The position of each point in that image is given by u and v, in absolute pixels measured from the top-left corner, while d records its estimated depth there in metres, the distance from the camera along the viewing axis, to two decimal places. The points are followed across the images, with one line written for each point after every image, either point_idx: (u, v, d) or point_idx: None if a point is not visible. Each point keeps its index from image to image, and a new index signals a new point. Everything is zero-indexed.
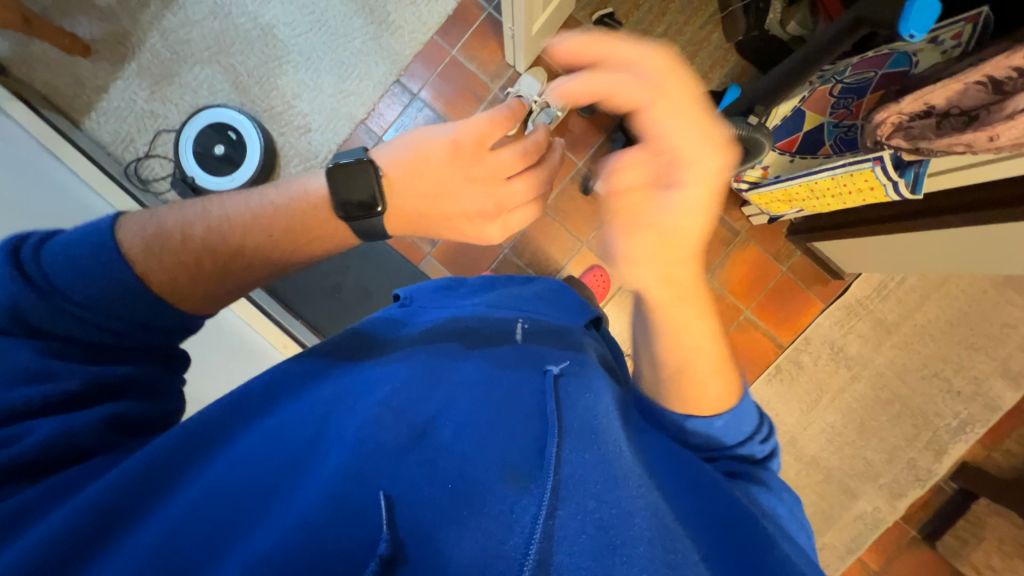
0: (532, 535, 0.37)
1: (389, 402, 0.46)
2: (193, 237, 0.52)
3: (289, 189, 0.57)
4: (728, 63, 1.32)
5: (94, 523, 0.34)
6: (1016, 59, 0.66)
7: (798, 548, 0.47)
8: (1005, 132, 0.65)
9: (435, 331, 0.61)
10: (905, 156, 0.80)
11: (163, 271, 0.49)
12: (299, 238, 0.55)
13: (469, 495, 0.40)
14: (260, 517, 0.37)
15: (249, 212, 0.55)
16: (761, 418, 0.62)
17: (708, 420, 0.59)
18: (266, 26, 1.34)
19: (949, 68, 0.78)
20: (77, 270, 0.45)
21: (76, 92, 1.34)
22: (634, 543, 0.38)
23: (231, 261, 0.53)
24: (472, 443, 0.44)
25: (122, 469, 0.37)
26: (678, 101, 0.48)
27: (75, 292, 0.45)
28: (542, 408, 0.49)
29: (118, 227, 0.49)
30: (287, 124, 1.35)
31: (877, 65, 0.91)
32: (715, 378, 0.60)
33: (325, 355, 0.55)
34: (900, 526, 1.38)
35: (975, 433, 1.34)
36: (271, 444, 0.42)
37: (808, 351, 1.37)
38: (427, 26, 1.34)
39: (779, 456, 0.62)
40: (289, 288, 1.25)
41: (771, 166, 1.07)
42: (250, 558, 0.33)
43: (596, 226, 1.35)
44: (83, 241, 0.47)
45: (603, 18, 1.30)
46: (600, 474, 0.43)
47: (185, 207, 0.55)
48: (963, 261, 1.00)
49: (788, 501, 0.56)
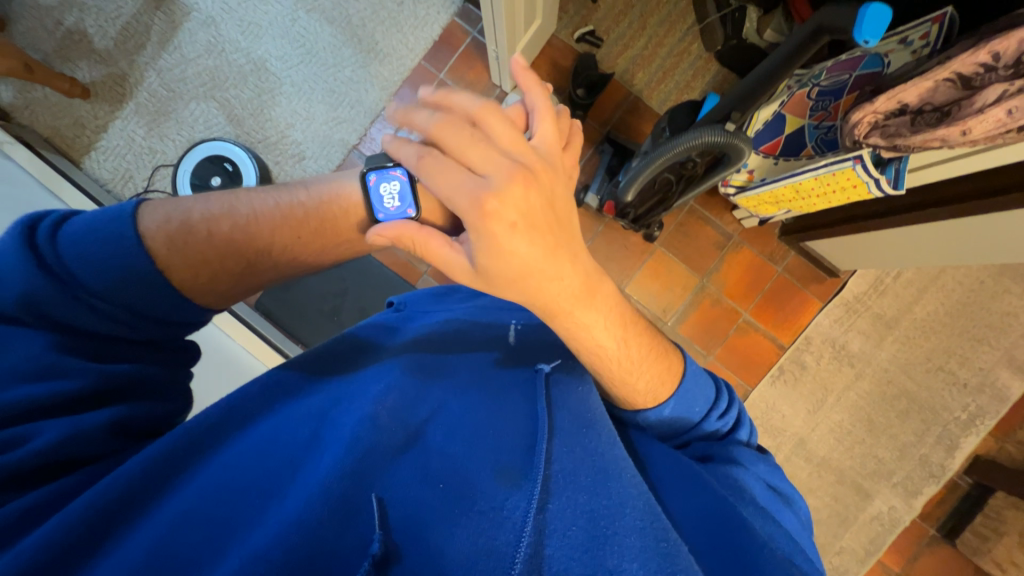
0: (523, 531, 0.39)
1: (383, 401, 0.47)
2: (219, 233, 0.53)
3: (318, 190, 0.58)
4: (709, 72, 1.36)
5: (87, 529, 0.34)
6: (981, 55, 0.69)
7: (773, 522, 0.53)
8: (976, 125, 0.67)
9: (427, 336, 0.63)
10: (883, 152, 0.81)
11: (184, 267, 0.49)
12: (326, 240, 0.57)
13: (460, 497, 0.41)
14: (254, 521, 0.37)
15: (277, 210, 0.56)
16: (716, 393, 0.65)
17: (659, 411, 0.61)
18: (259, 61, 1.39)
19: (919, 66, 0.79)
20: (96, 264, 0.45)
21: (76, 133, 1.37)
22: (627, 533, 0.40)
23: (255, 260, 0.55)
24: (464, 447, 0.46)
25: (119, 477, 0.37)
26: (450, 142, 0.50)
27: (94, 283, 0.45)
28: (532, 408, 0.52)
29: (140, 216, 0.49)
30: (282, 153, 1.38)
31: (852, 68, 0.95)
32: (656, 372, 0.61)
33: (312, 364, 0.54)
34: (918, 524, 1.35)
35: (986, 425, 1.33)
36: (266, 447, 0.43)
37: (810, 350, 1.36)
38: (414, 53, 1.38)
39: (745, 423, 0.65)
40: (287, 312, 1.26)
41: (756, 169, 1.08)
42: (241, 556, 0.33)
43: (590, 237, 1.36)
44: (104, 230, 0.46)
45: (585, 36, 1.34)
46: (591, 469, 0.46)
47: (217, 200, 0.55)
48: (941, 254, 1.04)
49: (762, 470, 0.61)
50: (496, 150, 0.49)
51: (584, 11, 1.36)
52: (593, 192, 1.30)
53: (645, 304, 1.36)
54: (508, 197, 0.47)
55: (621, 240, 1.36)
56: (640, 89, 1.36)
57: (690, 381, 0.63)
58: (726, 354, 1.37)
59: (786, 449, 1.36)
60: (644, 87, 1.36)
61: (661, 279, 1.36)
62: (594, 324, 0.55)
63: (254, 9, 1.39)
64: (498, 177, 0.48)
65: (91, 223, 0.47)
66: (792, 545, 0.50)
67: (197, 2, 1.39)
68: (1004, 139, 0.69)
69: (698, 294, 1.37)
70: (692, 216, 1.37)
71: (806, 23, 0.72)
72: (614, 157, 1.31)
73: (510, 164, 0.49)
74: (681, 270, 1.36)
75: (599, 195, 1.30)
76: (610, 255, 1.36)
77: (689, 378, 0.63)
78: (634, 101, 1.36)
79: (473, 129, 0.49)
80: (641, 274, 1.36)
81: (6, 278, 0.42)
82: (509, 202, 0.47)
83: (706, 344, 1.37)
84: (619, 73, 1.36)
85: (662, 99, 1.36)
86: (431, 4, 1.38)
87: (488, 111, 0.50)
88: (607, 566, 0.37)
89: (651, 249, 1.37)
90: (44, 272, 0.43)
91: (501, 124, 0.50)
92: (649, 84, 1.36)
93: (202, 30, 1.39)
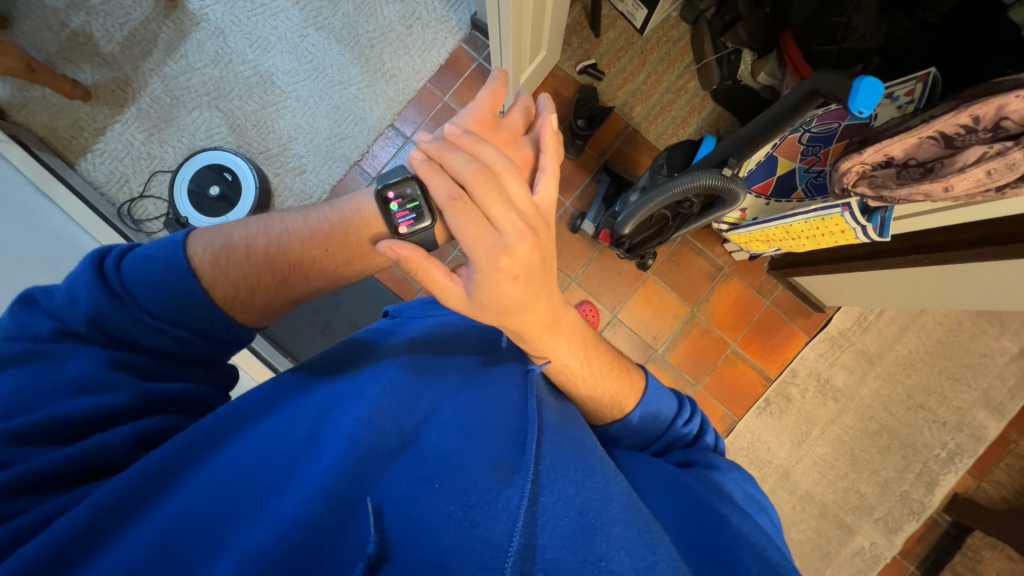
0: (516, 524, 0.41)
1: (379, 404, 0.50)
2: (256, 250, 0.59)
3: (343, 208, 0.63)
4: (705, 110, 1.41)
5: (95, 523, 0.37)
6: (961, 118, 0.72)
7: (755, 526, 0.53)
8: (958, 182, 0.70)
9: (424, 337, 0.65)
10: (871, 203, 0.84)
11: (227, 285, 0.56)
12: (352, 251, 0.61)
13: (452, 486, 0.44)
14: (255, 513, 0.39)
15: (307, 227, 0.61)
16: (680, 403, 0.71)
17: (624, 420, 0.67)
18: (265, 74, 1.40)
19: (905, 121, 0.83)
20: (150, 285, 0.52)
21: (73, 134, 1.36)
22: (613, 524, 0.43)
23: (288, 274, 0.60)
24: (460, 443, 0.48)
25: (123, 479, 0.40)
26: (461, 216, 0.51)
27: (148, 304, 0.52)
28: (523, 407, 0.55)
29: (190, 242, 0.56)
30: (282, 165, 1.39)
31: (839, 118, 1.00)
32: (619, 378, 0.68)
33: (318, 366, 0.58)
34: (899, 561, 1.35)
35: (964, 463, 1.36)
36: (267, 444, 0.45)
37: (796, 383, 1.39)
38: (420, 75, 1.41)
39: (710, 429, 0.70)
40: (278, 325, 1.24)
41: (748, 209, 1.12)
42: (242, 551, 0.35)
43: (585, 262, 1.38)
44: (158, 257, 0.54)
45: (587, 68, 1.38)
46: (579, 465, 0.49)
47: (252, 224, 0.62)
48: (927, 296, 1.07)
49: (737, 477, 0.62)
50: (514, 210, 0.51)
51: (587, 45, 1.41)
52: (590, 220, 1.32)
53: (637, 331, 1.38)
54: (518, 255, 0.51)
55: (614, 267, 1.39)
56: (638, 122, 1.40)
57: (652, 393, 0.69)
58: (713, 383, 1.39)
59: (771, 481, 1.37)
60: (642, 120, 1.40)
61: (653, 307, 1.38)
62: (560, 347, 0.63)
63: (263, 24, 1.41)
64: (514, 237, 0.51)
65: (149, 251, 0.54)
66: (771, 548, 0.51)
67: (207, 13, 1.40)
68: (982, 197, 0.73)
69: (688, 323, 1.39)
70: (684, 247, 1.40)
71: (806, 85, 0.75)
72: (611, 186, 1.34)
73: (525, 225, 0.52)
74: (672, 299, 1.39)
75: (596, 223, 1.32)
76: (604, 281, 1.38)
77: (652, 390, 0.69)
78: (632, 133, 1.40)
79: (498, 187, 0.51)
80: (633, 301, 1.38)
81: (78, 300, 0.50)
82: (519, 259, 0.51)
83: (695, 373, 1.38)
84: (618, 106, 1.41)
85: (659, 132, 1.41)
86: (439, 29, 1.42)
87: (511, 172, 0.52)
88: (597, 553, 0.40)
89: (644, 277, 1.39)
90: (107, 295, 0.51)
91: (519, 187, 0.52)
92: (647, 117, 1.41)
93: (210, 40, 1.40)
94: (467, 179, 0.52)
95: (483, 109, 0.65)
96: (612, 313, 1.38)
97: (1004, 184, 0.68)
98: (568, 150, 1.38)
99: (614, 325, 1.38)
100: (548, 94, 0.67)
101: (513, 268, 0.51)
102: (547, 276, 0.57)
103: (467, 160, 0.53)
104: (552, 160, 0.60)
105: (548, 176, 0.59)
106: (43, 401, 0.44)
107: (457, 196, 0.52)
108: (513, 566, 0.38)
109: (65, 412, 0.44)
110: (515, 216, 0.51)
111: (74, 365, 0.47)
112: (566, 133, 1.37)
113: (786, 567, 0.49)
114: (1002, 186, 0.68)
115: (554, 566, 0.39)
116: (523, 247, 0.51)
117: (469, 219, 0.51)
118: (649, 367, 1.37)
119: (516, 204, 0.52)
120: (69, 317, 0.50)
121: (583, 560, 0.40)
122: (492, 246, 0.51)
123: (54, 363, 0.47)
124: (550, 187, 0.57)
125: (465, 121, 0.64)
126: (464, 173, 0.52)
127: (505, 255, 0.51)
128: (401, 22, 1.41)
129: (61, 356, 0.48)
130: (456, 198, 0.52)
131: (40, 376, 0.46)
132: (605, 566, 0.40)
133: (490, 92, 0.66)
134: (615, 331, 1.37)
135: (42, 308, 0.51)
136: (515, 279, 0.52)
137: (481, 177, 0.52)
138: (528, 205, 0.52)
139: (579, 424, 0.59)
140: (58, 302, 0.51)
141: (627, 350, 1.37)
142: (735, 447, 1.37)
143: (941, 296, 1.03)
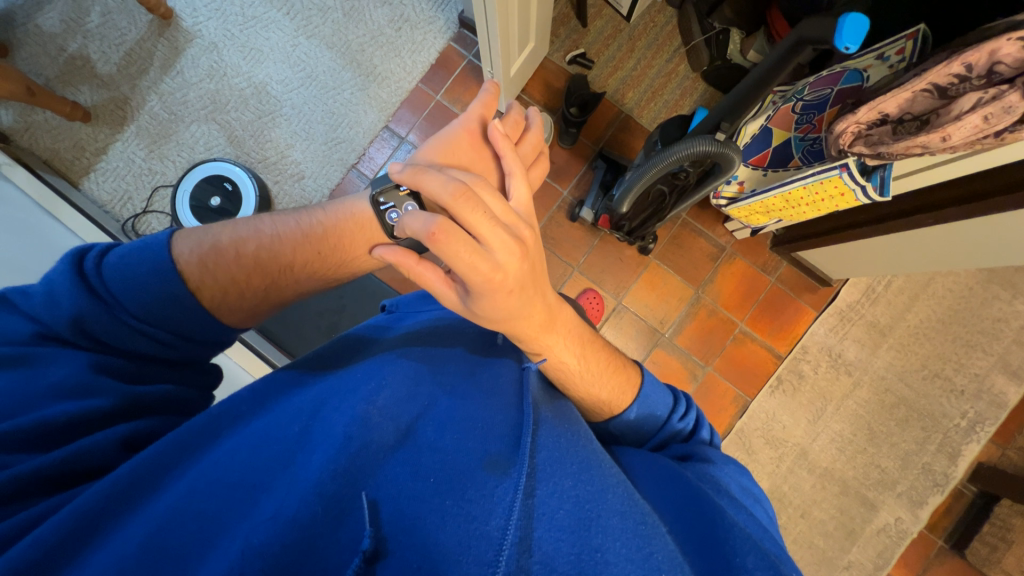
0: (511, 517, 0.40)
1: (375, 400, 0.47)
2: (245, 253, 0.61)
3: (334, 210, 0.65)
4: (696, 91, 1.41)
5: (87, 523, 0.37)
6: (954, 66, 0.71)
7: (750, 518, 0.52)
8: (955, 132, 0.70)
9: (419, 331, 0.65)
10: (869, 160, 0.85)
11: (214, 287, 0.57)
12: (344, 254, 0.64)
13: (451, 484, 0.43)
14: (244, 513, 0.38)
15: (298, 230, 0.63)
16: (675, 398, 0.70)
17: (622, 417, 0.67)
18: (259, 85, 1.42)
19: (897, 79, 0.83)
20: (135, 286, 0.53)
21: (75, 156, 1.39)
22: (609, 516, 0.43)
23: (278, 277, 0.62)
24: (453, 437, 0.47)
25: (111, 479, 0.40)
26: (450, 243, 0.48)
27: (133, 307, 0.52)
28: (518, 402, 0.55)
29: (176, 244, 0.57)
30: (281, 172, 1.41)
31: (833, 82, 0.98)
32: (613, 377, 0.67)
33: (313, 364, 0.57)
34: (926, 536, 1.32)
35: (986, 432, 1.33)
36: (259, 442, 0.44)
37: (807, 359, 1.37)
38: (412, 75, 1.43)
39: (706, 424, 0.69)
40: (283, 330, 1.25)
41: (747, 181, 1.13)
42: (236, 551, 0.35)
43: (586, 250, 1.38)
44: (143, 258, 0.54)
45: (575, 58, 1.40)
46: (576, 458, 0.48)
47: (243, 225, 0.63)
48: (938, 260, 1.05)
49: (732, 471, 0.61)
50: (499, 223, 0.50)
51: (575, 35, 1.42)
52: (588, 207, 1.32)
53: (643, 317, 1.37)
54: (509, 270, 0.51)
55: (616, 253, 1.38)
56: (631, 108, 1.41)
57: (649, 389, 0.69)
58: (723, 364, 1.38)
59: (788, 461, 1.35)
60: (634, 105, 1.41)
61: (658, 291, 1.38)
62: (557, 344, 0.63)
63: (256, 36, 1.43)
64: (503, 252, 0.50)
65: (132, 251, 0.55)
66: (764, 539, 0.49)
67: (200, 29, 1.43)
68: (981, 146, 0.73)
69: (694, 306, 1.38)
70: (686, 229, 1.40)
71: (790, 36, 0.76)
72: (608, 172, 1.34)
73: (512, 237, 0.51)
74: (676, 282, 1.38)
75: (594, 209, 1.32)
76: (606, 268, 1.38)
77: (648, 385, 0.69)
78: (625, 119, 1.41)
79: (483, 207, 0.50)
80: (636, 287, 1.38)
81: (59, 300, 0.50)
82: (512, 273, 0.51)
83: (703, 355, 1.37)
84: (609, 93, 1.41)
85: (652, 117, 1.41)
86: (428, 30, 1.43)
87: (479, 186, 0.52)
88: (593, 545, 0.40)
89: (646, 262, 1.38)
90: (93, 299, 0.51)
91: (491, 198, 0.52)
92: (639, 102, 1.41)
93: (203, 56, 1.42)
94: (454, 204, 0.50)
95: (475, 121, 0.67)
96: (616, 300, 1.37)
97: (1003, 128, 0.68)
98: (563, 139, 1.38)
99: (620, 312, 1.37)
100: (537, 110, 0.70)
101: (511, 277, 0.51)
102: (541, 278, 0.58)
103: (444, 187, 0.50)
104: (514, 161, 0.60)
105: (516, 179, 0.60)
106: (27, 404, 0.44)
107: (439, 224, 0.48)
108: (509, 562, 0.38)
109: (50, 416, 0.44)
110: (500, 233, 0.50)
111: (58, 369, 0.47)
112: (560, 123, 1.37)
113: (783, 559, 0.48)
114: (1002, 130, 0.68)
115: (550, 559, 0.39)
116: (516, 259, 0.51)
117: (462, 248, 0.48)
118: (657, 352, 1.36)
119: (497, 217, 0.51)
120: (50, 319, 0.49)
121: (580, 551, 0.40)
122: (490, 267, 0.50)
123: (34, 368, 0.47)
124: (523, 191, 0.59)
125: (455, 133, 0.67)
126: (451, 198, 0.50)
127: (502, 272, 0.50)
128: (390, 25, 1.43)
129: (45, 360, 0.48)
130: (440, 227, 0.48)
131: (21, 380, 0.45)
132: (602, 558, 0.40)
133: (479, 104, 0.68)
134: (620, 318, 1.37)
135: (19, 310, 0.50)
136: (512, 289, 0.52)
137: (459, 198, 0.49)
138: (505, 214, 0.52)
139: (572, 419, 0.58)
140: (35, 303, 0.50)
141: (633, 336, 1.36)
142: (749, 427, 1.36)
143: (949, 258, 1.02)
